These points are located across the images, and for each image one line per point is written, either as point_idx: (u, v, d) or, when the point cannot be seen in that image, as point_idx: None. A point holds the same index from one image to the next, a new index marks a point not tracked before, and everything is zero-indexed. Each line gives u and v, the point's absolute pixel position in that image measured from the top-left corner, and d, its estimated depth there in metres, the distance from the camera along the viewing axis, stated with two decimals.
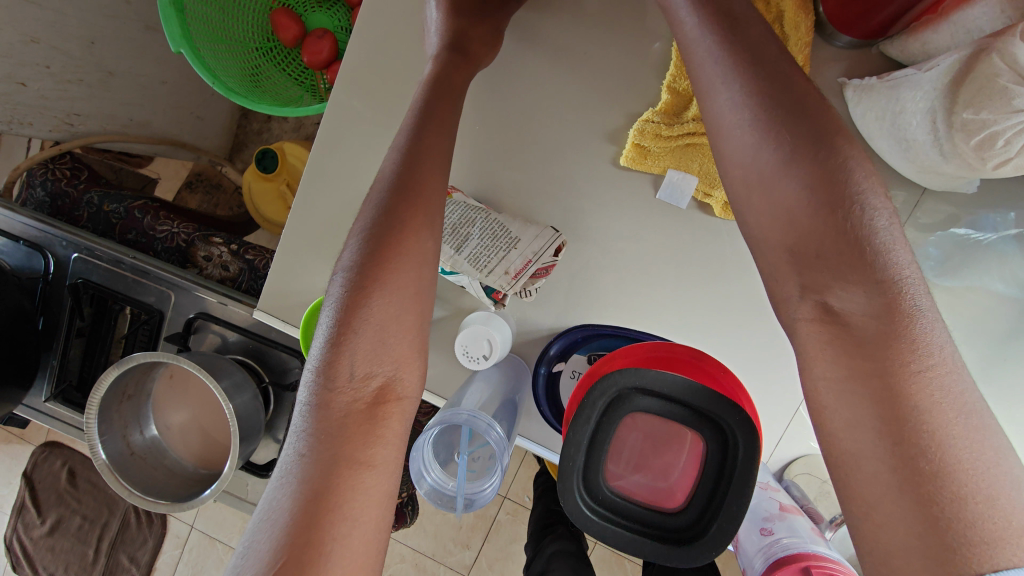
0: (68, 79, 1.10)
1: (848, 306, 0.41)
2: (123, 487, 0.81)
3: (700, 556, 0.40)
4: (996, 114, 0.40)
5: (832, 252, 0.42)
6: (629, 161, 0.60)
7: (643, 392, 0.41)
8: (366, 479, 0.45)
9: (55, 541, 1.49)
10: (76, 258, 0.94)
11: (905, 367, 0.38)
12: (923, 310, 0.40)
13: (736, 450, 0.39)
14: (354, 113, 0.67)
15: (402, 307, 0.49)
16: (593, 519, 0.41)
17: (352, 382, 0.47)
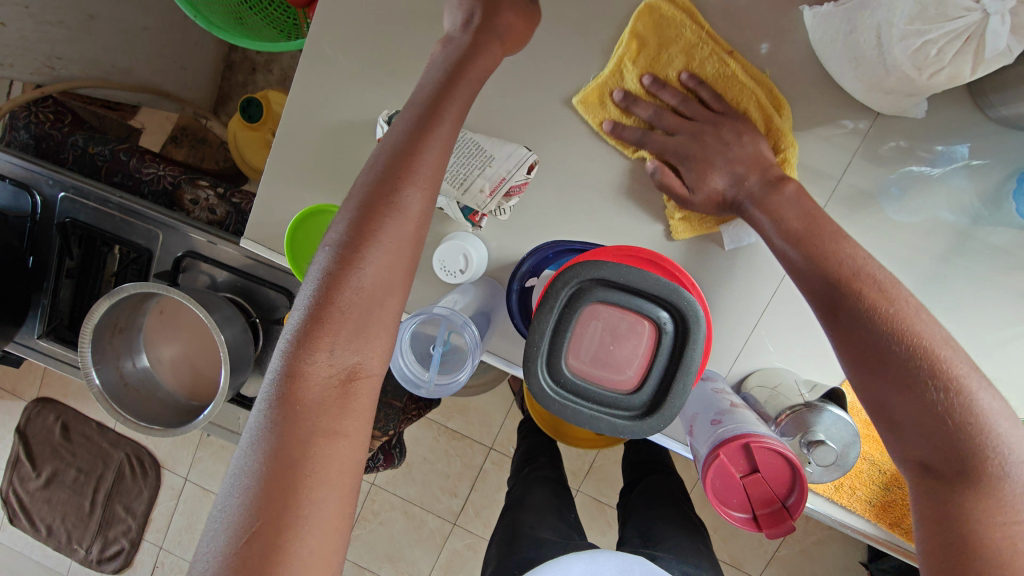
0: (48, 20, 1.10)
1: (936, 459, 0.45)
2: (118, 414, 0.85)
3: (651, 428, 0.44)
4: (930, 24, 0.42)
5: (916, 419, 0.46)
6: (686, 237, 0.65)
7: (602, 284, 0.44)
8: (337, 447, 0.46)
9: (51, 493, 1.54)
10: (63, 197, 0.96)
11: (991, 521, 0.43)
12: (1012, 472, 0.44)
13: (687, 335, 0.43)
14: (336, 42, 0.68)
15: (387, 289, 0.50)
16: (553, 397, 0.45)
17: (328, 360, 0.47)
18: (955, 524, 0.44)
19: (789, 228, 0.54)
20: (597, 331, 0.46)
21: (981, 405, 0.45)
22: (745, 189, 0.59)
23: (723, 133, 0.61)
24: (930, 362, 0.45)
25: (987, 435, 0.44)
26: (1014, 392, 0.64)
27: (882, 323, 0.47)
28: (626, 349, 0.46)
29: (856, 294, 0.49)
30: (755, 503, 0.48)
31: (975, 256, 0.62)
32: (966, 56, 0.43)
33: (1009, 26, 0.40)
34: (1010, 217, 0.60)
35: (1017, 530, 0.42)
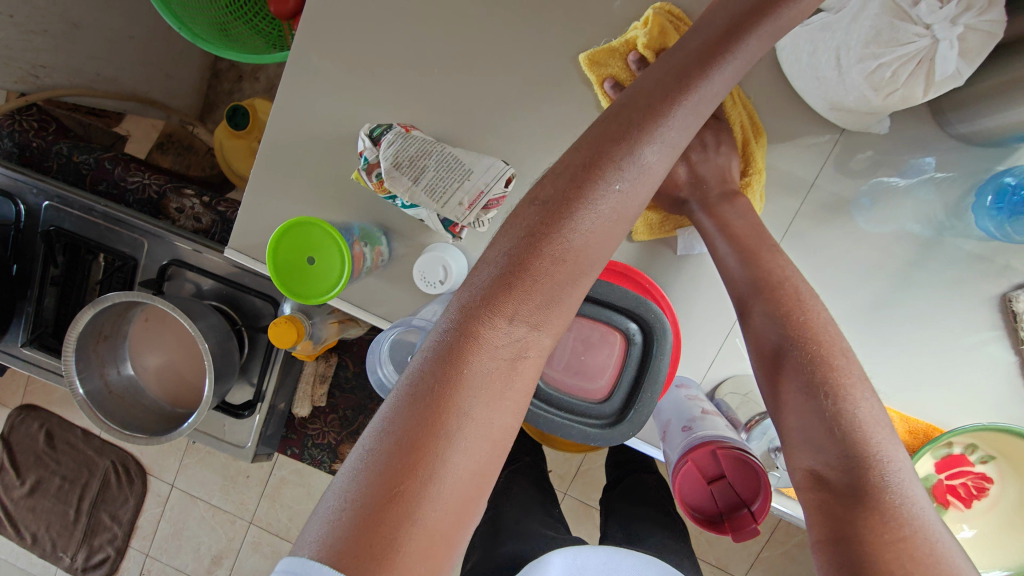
0: (32, 30, 1.10)
1: (830, 469, 0.45)
2: (101, 422, 0.85)
3: (621, 436, 0.46)
4: (884, 47, 0.44)
5: (812, 426, 0.46)
6: (642, 236, 0.67)
7: (574, 297, 0.46)
8: (481, 429, 0.39)
9: (36, 501, 1.53)
10: (48, 206, 0.96)
11: (882, 535, 0.40)
12: (895, 484, 0.43)
13: (655, 346, 0.45)
14: (316, 56, 0.69)
15: (592, 255, 0.43)
16: (527, 405, 0.46)
17: (506, 333, 0.41)
18: (850, 533, 0.41)
19: (731, 231, 0.58)
20: (570, 343, 0.48)
21: (863, 413, 0.46)
22: (697, 193, 0.62)
23: (705, 134, 0.63)
24: (820, 370, 0.48)
25: (877, 445, 0.44)
26: (978, 398, 0.66)
27: (791, 333, 0.50)
28: (597, 359, 0.47)
29: (769, 302, 0.53)
30: (723, 508, 0.50)
31: (937, 265, 0.64)
32: (919, 78, 0.45)
33: (957, 50, 0.43)
34: (971, 228, 0.63)
35: (912, 545, 0.39)
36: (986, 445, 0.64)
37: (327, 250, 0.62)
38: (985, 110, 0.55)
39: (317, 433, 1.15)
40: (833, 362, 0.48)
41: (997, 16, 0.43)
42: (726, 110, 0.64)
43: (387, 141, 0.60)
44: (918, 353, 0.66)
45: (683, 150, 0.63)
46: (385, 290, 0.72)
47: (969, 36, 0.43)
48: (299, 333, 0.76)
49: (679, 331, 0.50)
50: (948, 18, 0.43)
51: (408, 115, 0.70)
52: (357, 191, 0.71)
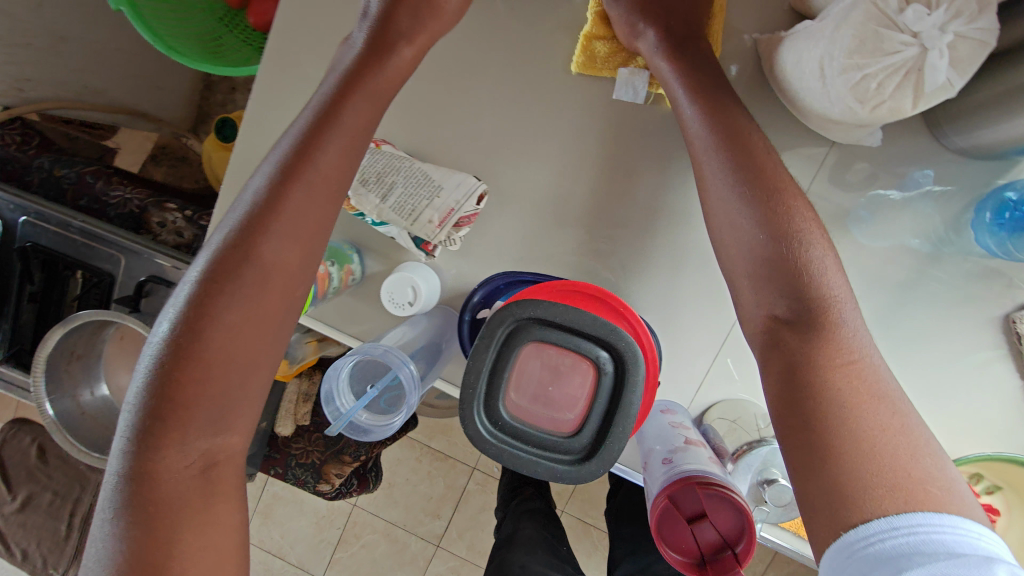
0: (15, 43, 1.09)
1: (786, 311, 0.47)
2: (71, 445, 0.83)
3: (591, 474, 0.43)
4: (869, 57, 0.42)
5: (773, 271, 0.47)
6: (579, 66, 0.62)
7: (540, 323, 0.43)
8: (201, 530, 0.47)
9: (26, 518, 1.50)
10: (24, 221, 0.94)
11: (834, 361, 0.44)
12: (848, 322, 0.46)
13: (627, 375, 0.42)
14: None
15: (242, 352, 0.48)
16: (491, 441, 0.43)
17: (183, 452, 0.47)
18: (806, 369, 0.44)
19: (702, 96, 0.53)
20: (536, 371, 0.45)
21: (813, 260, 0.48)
22: (661, 38, 0.57)
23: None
24: (783, 218, 0.48)
25: (833, 291, 0.47)
26: (986, 425, 0.62)
27: (757, 186, 0.50)
28: (566, 389, 0.44)
29: (733, 154, 0.51)
30: (703, 548, 0.46)
31: (936, 284, 0.61)
32: (907, 90, 0.42)
33: (947, 60, 0.40)
34: (970, 245, 0.59)
35: (856, 370, 0.44)
36: (993, 474, 0.61)
37: None
38: (983, 121, 0.52)
39: (300, 453, 1.09)
40: (788, 210, 0.49)
41: (988, 24, 0.40)
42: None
43: None
44: (921, 376, 0.62)
45: (644, 4, 0.58)
46: (360, 310, 0.69)
47: (959, 45, 0.41)
48: None
49: (656, 356, 0.47)
50: (936, 26, 0.40)
51: (383, 129, 0.68)
52: None
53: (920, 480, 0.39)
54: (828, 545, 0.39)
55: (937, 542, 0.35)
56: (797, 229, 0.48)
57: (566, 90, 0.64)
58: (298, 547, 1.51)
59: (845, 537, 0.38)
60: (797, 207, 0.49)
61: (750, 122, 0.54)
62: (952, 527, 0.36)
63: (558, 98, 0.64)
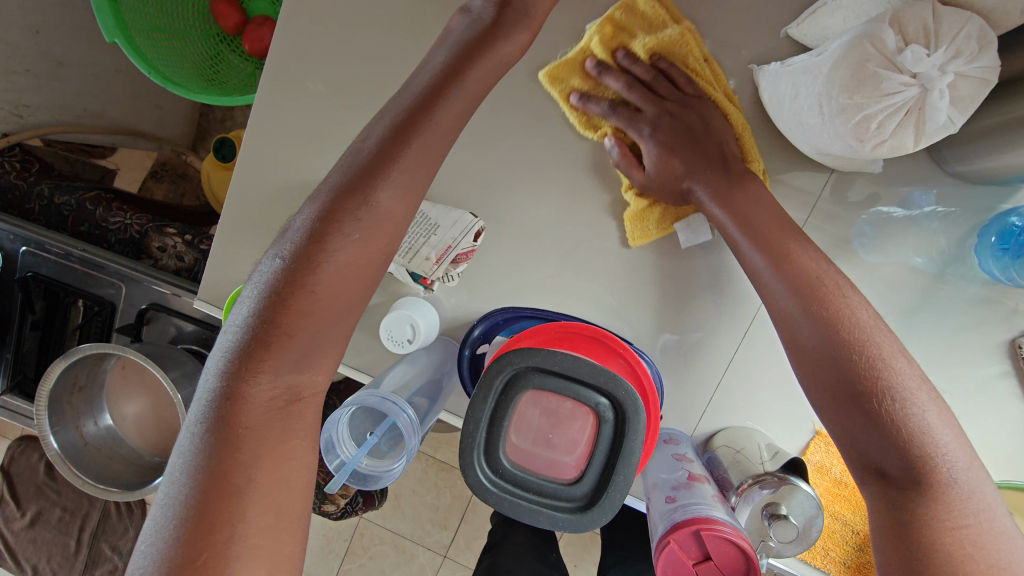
0: (13, 70, 1.09)
1: (894, 467, 0.42)
2: (74, 475, 0.82)
3: (593, 523, 0.42)
4: (869, 98, 0.41)
5: (870, 432, 0.43)
6: (637, 241, 0.62)
7: (537, 370, 0.43)
8: (282, 465, 0.42)
9: (35, 533, 1.50)
10: (25, 252, 0.94)
11: (945, 524, 0.40)
12: (964, 481, 0.42)
13: (627, 422, 0.42)
14: (282, 103, 0.67)
15: (346, 288, 0.46)
16: (491, 490, 0.43)
17: (273, 381, 0.43)
18: (904, 529, 0.41)
19: (746, 220, 0.53)
20: (536, 418, 0.44)
21: (899, 385, 0.43)
22: (704, 183, 0.57)
23: (686, 119, 0.59)
24: (872, 368, 0.44)
25: (940, 445, 0.42)
26: (995, 450, 0.61)
27: (837, 340, 0.45)
28: (566, 435, 0.44)
29: (811, 305, 0.47)
30: None
31: (942, 307, 0.60)
32: (908, 129, 0.42)
33: (947, 100, 0.40)
34: (973, 268, 0.59)
35: (959, 530, 0.40)
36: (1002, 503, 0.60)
37: None
38: (986, 149, 0.51)
39: None
40: (865, 334, 0.46)
41: (989, 62, 0.40)
42: (707, 92, 0.60)
43: None
44: None
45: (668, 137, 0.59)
46: (360, 341, 0.69)
47: (960, 83, 0.40)
48: None
49: (655, 397, 0.46)
50: (936, 66, 0.39)
51: None
52: None
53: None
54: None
55: None
56: (872, 353, 0.44)
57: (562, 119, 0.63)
58: (306, 558, 1.52)
59: None
60: (880, 335, 0.46)
61: (819, 259, 0.50)
62: None
63: (554, 127, 0.64)
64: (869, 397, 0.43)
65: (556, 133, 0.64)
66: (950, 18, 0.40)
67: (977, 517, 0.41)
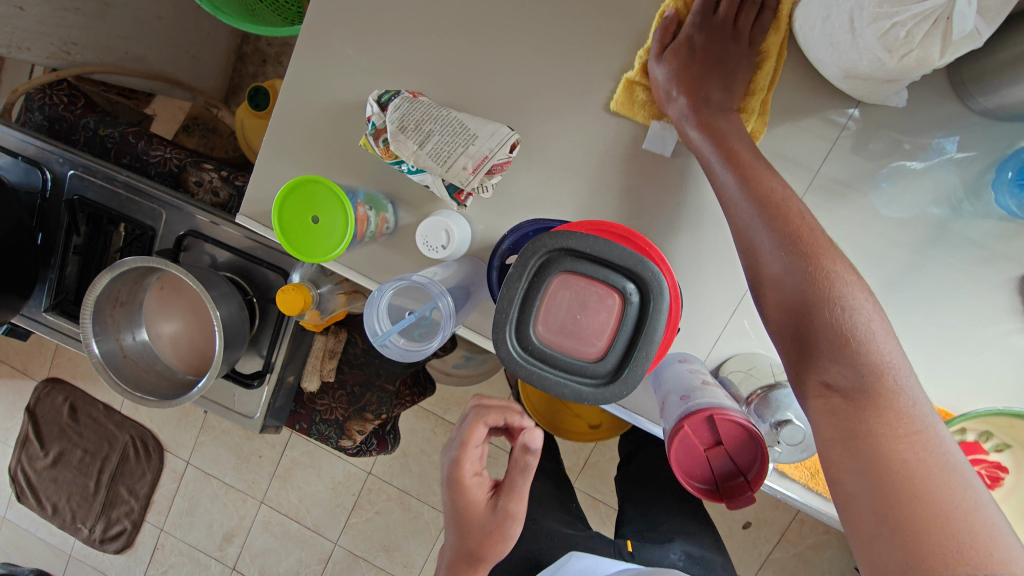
0: (64, 6, 1.12)
1: (841, 379, 0.48)
2: (114, 382, 0.88)
3: (614, 395, 0.46)
4: (898, 6, 0.43)
5: (825, 344, 0.49)
6: (617, 105, 0.65)
7: (571, 255, 0.46)
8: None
9: (58, 473, 1.60)
10: (73, 174, 0.99)
11: (895, 432, 0.45)
12: (905, 387, 0.47)
13: (650, 307, 0.45)
14: (330, 27, 0.71)
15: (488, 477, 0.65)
16: (521, 362, 0.47)
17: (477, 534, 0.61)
18: (866, 442, 0.46)
19: (732, 152, 0.57)
20: (566, 302, 0.47)
21: (863, 316, 0.49)
22: (700, 119, 0.60)
23: (717, 54, 0.63)
24: (826, 283, 0.50)
25: (891, 361, 0.48)
26: (994, 383, 0.64)
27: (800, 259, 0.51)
28: (591, 318, 0.47)
29: (771, 223, 0.53)
30: (718, 478, 0.49)
31: (951, 249, 0.62)
32: (935, 38, 0.44)
33: (974, 7, 0.41)
34: (988, 207, 0.61)
35: (918, 440, 0.45)
36: (1002, 433, 0.62)
37: (331, 211, 0.58)
38: (1008, 79, 0.53)
39: (325, 409, 1.14)
40: (839, 277, 0.51)
41: None
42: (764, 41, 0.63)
43: (395, 105, 0.61)
44: (934, 342, 0.64)
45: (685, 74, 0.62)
46: (392, 259, 0.72)
47: None
48: (307, 302, 0.77)
49: (677, 291, 0.49)
50: None
51: (419, 85, 0.70)
52: (367, 159, 0.71)
53: (1003, 557, 0.38)
54: None
55: None
56: (842, 292, 0.50)
57: (598, 50, 0.66)
58: (315, 510, 1.56)
59: None
60: (843, 273, 0.51)
61: (779, 180, 0.56)
62: None
63: (590, 57, 0.66)
64: (838, 322, 0.49)
65: (591, 62, 0.66)
66: None
67: (922, 421, 0.46)
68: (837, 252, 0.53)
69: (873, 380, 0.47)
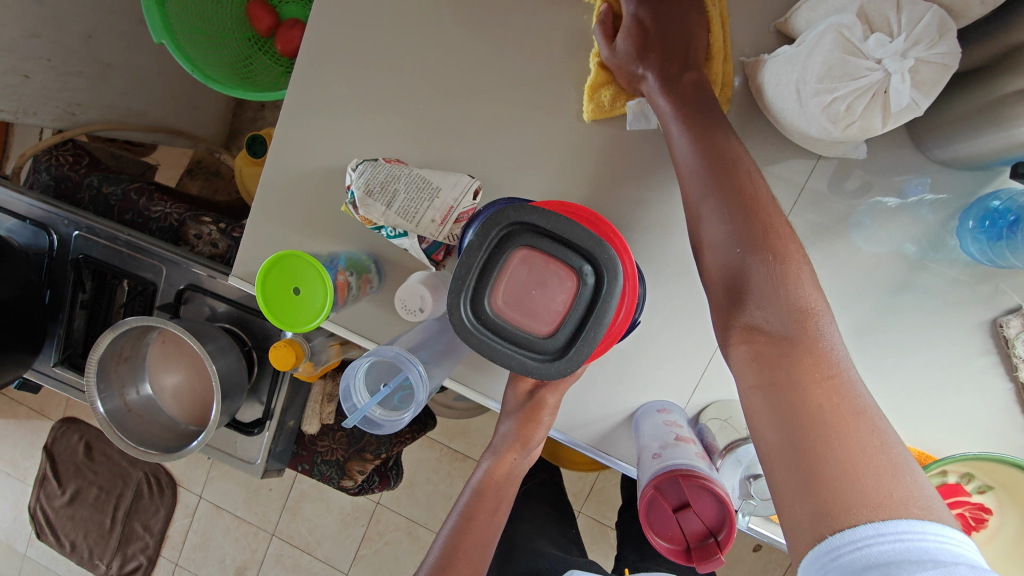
0: (68, 72, 1.18)
1: (768, 323, 0.48)
2: (118, 438, 0.91)
3: (560, 369, 0.49)
4: (838, 82, 0.45)
5: (753, 294, 0.49)
6: (590, 115, 0.67)
7: (532, 230, 0.50)
8: (481, 525, 0.64)
9: (75, 510, 1.64)
10: (77, 235, 1.03)
11: (811, 376, 0.44)
12: (828, 334, 0.47)
13: (602, 288, 0.48)
14: (313, 95, 0.74)
15: (525, 431, 0.66)
16: (473, 329, 0.50)
17: (508, 462, 0.67)
18: (780, 379, 0.45)
19: (686, 112, 0.57)
20: (523, 275, 0.51)
21: (793, 271, 0.49)
22: (652, 69, 0.60)
23: (669, 14, 0.61)
24: (765, 239, 0.50)
25: (813, 305, 0.47)
26: (974, 422, 0.64)
27: (742, 219, 0.50)
28: (545, 293, 0.51)
29: (711, 181, 0.53)
30: (687, 537, 0.51)
31: (923, 292, 0.63)
32: (875, 111, 0.45)
33: (908, 84, 0.43)
34: (956, 250, 0.62)
35: (836, 385, 0.44)
36: (984, 475, 0.62)
37: (311, 282, 0.61)
38: (960, 135, 0.54)
39: (326, 450, 1.16)
40: (773, 232, 0.50)
41: (948, 49, 0.43)
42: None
43: (360, 171, 0.62)
44: (913, 381, 0.64)
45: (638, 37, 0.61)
46: (378, 315, 0.75)
47: (921, 69, 0.43)
48: (299, 356, 0.80)
49: (636, 282, 0.53)
50: (898, 52, 0.43)
51: (399, 148, 0.73)
52: (351, 221, 0.74)
53: (901, 499, 0.38)
54: (808, 553, 0.40)
55: (879, 554, 0.36)
56: (773, 246, 0.49)
57: (567, 111, 0.69)
58: (324, 542, 1.58)
59: (819, 547, 0.39)
60: (776, 229, 0.50)
61: (735, 145, 0.56)
62: (903, 534, 0.36)
63: (561, 117, 0.69)
64: (770, 266, 0.49)
65: (561, 122, 0.69)
66: (912, 10, 0.43)
67: (839, 366, 0.45)
68: (777, 213, 0.52)
69: (795, 324, 0.47)
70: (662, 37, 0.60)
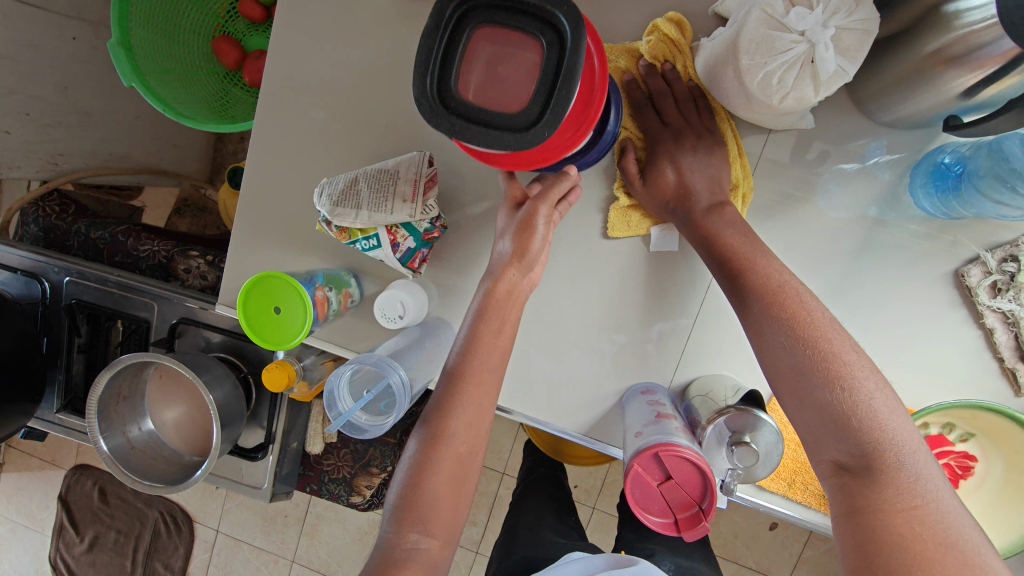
0: (47, 124, 1.21)
1: (850, 458, 0.48)
2: (124, 474, 0.92)
3: (536, 135, 0.49)
4: (767, 56, 0.47)
5: (826, 424, 0.50)
6: (618, 231, 0.70)
7: (488, 5, 0.50)
8: (489, 348, 0.61)
9: (95, 556, 1.64)
10: (68, 281, 1.05)
11: (892, 505, 0.45)
12: (910, 464, 0.47)
13: (567, 45, 0.48)
14: (281, 121, 0.77)
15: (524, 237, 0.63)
16: (441, 109, 0.49)
17: (509, 282, 0.63)
18: (858, 508, 0.46)
19: (721, 242, 0.60)
20: (487, 56, 0.51)
21: (862, 393, 0.49)
22: (684, 201, 0.65)
23: (689, 141, 0.66)
24: (826, 367, 0.50)
25: (893, 434, 0.48)
26: (951, 372, 0.65)
27: (795, 343, 0.52)
28: (511, 66, 0.50)
29: (767, 310, 0.55)
30: (675, 510, 0.53)
31: (887, 251, 0.65)
32: (806, 80, 0.47)
33: (833, 51, 0.45)
34: (911, 208, 0.63)
35: (922, 515, 0.44)
36: (964, 423, 0.64)
37: (287, 297, 0.63)
38: (897, 97, 0.56)
39: (332, 469, 1.18)
40: (839, 355, 0.51)
41: (865, 15, 0.46)
42: (717, 125, 0.66)
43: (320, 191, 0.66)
44: (889, 339, 0.66)
45: (665, 176, 0.66)
46: (363, 327, 0.77)
47: (843, 35, 0.46)
48: (291, 376, 0.81)
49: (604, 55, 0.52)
50: (819, 22, 0.45)
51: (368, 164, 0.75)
52: (329, 239, 0.76)
53: None
54: None
55: None
56: (837, 367, 0.50)
57: None
58: (344, 562, 1.59)
59: None
60: (842, 353, 0.51)
61: (780, 268, 0.57)
62: None
63: None
64: (834, 389, 0.50)
65: None
66: None
67: (924, 495, 0.45)
68: (839, 330, 0.53)
69: (871, 447, 0.47)
70: (688, 162, 0.65)
